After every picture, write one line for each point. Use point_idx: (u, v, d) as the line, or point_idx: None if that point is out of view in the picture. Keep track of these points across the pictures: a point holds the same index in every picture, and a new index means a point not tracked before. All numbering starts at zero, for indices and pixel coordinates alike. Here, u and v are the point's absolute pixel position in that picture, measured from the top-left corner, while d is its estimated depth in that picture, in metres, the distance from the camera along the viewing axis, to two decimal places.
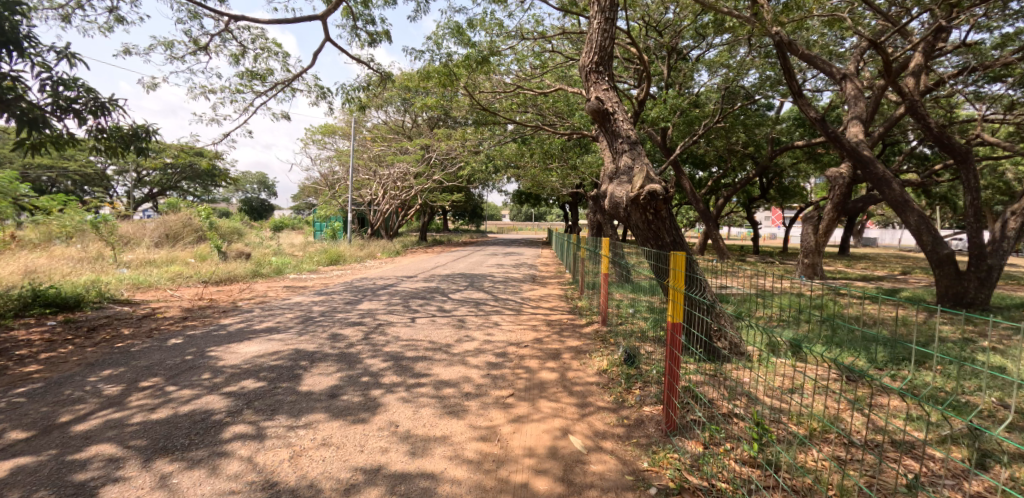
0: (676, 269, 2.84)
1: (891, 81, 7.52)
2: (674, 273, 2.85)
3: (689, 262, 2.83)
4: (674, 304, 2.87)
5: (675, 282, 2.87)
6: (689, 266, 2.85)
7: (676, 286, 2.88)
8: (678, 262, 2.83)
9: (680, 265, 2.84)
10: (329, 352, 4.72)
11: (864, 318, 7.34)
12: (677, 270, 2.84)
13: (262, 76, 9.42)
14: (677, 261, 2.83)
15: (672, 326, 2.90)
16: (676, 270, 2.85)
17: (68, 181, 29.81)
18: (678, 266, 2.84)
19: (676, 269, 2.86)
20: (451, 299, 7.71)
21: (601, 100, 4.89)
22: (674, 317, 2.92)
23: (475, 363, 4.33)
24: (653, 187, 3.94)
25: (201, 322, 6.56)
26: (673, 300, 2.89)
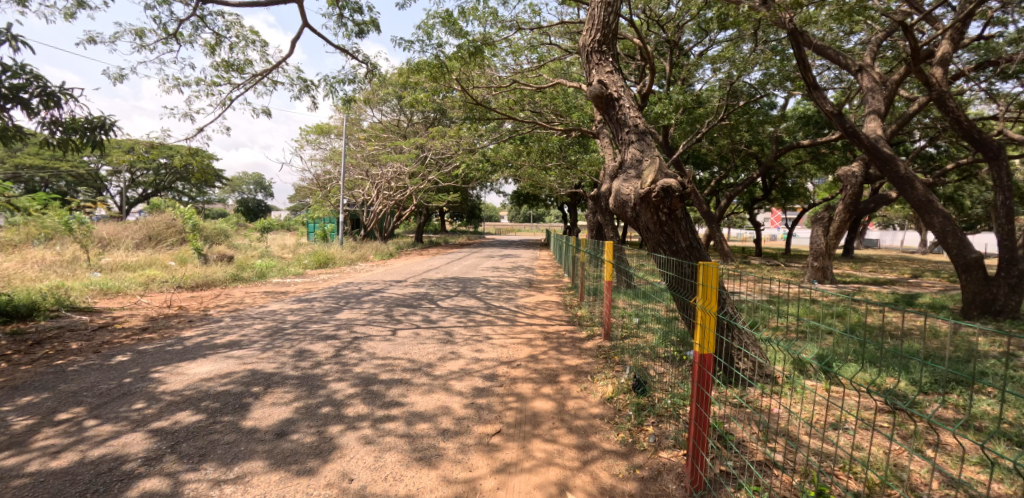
0: (706, 284, 2.24)
1: (914, 71, 6.88)
2: (704, 289, 2.25)
3: (722, 276, 2.24)
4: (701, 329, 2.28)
5: (703, 300, 2.28)
6: (723, 281, 2.25)
7: (703, 306, 2.29)
8: (710, 276, 2.22)
9: (712, 280, 2.24)
10: (290, 373, 4.09)
11: (888, 328, 6.72)
12: (708, 286, 2.24)
13: (240, 67, 8.79)
14: (708, 274, 2.24)
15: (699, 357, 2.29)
16: (706, 285, 2.25)
17: (62, 182, 29.19)
18: (708, 280, 2.24)
19: (705, 285, 2.27)
20: (438, 307, 7.08)
21: (604, 84, 4.27)
22: (703, 347, 2.31)
23: (457, 388, 3.70)
24: (666, 182, 3.31)
25: (161, 334, 5.93)
26: (700, 324, 2.29)
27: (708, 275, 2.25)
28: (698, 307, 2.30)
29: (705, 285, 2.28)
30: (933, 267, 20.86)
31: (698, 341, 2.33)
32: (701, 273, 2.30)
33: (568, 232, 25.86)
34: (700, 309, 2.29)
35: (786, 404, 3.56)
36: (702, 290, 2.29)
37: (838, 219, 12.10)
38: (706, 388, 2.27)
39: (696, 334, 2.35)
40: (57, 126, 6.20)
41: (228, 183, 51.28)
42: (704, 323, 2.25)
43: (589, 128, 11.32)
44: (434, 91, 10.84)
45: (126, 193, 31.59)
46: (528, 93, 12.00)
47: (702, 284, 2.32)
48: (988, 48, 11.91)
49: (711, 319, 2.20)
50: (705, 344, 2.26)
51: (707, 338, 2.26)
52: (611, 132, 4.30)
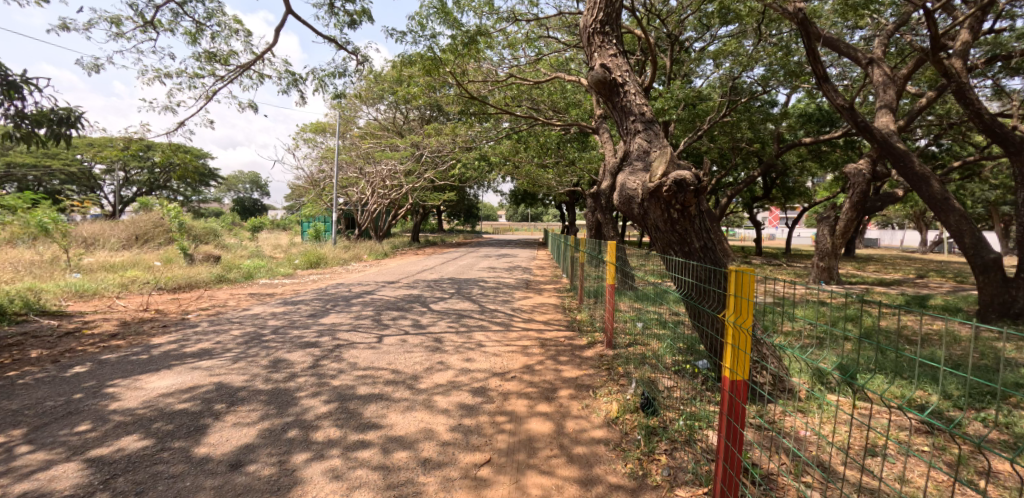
0: (735, 295, 1.93)
1: (933, 61, 6.51)
2: (735, 300, 1.94)
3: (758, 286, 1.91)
4: (732, 348, 1.97)
5: (733, 313, 1.96)
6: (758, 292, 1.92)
7: (735, 319, 1.97)
8: (742, 287, 1.90)
9: (747, 289, 1.90)
10: (261, 387, 3.70)
11: (905, 333, 6.33)
12: (739, 297, 1.92)
13: (223, 58, 8.39)
14: (737, 281, 1.92)
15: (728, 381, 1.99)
16: (735, 296, 1.94)
17: (55, 181, 28.65)
18: (740, 290, 1.91)
19: (733, 295, 1.96)
20: (429, 309, 6.67)
21: (607, 67, 3.88)
22: (733, 370, 1.99)
23: (444, 406, 3.32)
24: (678, 175, 2.90)
25: (130, 340, 5.52)
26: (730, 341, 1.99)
27: (736, 284, 1.93)
28: (727, 320, 1.99)
29: (733, 296, 1.96)
30: (936, 267, 20.53)
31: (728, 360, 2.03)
32: (731, 280, 1.98)
33: (566, 231, 25.48)
34: (730, 322, 1.98)
35: (811, 422, 3.23)
36: (731, 301, 1.98)
37: (844, 218, 11.72)
38: (737, 421, 1.96)
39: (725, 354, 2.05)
40: (23, 119, 5.79)
41: (225, 182, 50.78)
42: (735, 340, 1.94)
43: (589, 124, 10.92)
44: (428, 86, 10.42)
45: (121, 191, 31.12)
46: (526, 89, 11.65)
47: (730, 293, 2.01)
48: (992, 43, 11.54)
49: (746, 337, 1.89)
50: (735, 365, 1.96)
51: (740, 360, 1.95)
52: (616, 122, 3.93)
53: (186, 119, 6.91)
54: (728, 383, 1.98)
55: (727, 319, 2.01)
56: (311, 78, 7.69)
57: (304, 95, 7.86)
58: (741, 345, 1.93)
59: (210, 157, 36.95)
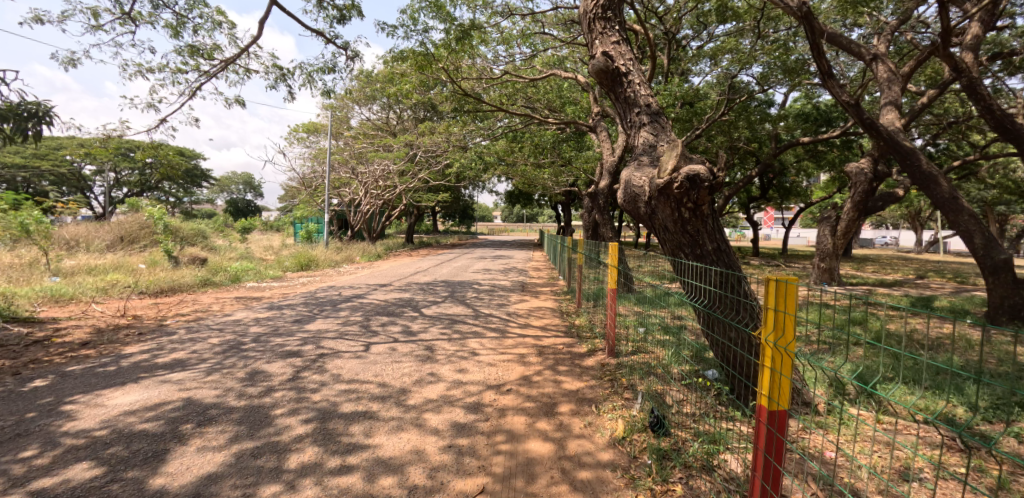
0: (773, 309, 1.82)
1: (943, 55, 6.29)
2: (774, 315, 1.83)
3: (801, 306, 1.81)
4: (769, 369, 1.87)
5: (772, 330, 1.85)
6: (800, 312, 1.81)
7: (773, 338, 1.86)
8: (787, 308, 1.79)
9: (788, 302, 1.80)
10: (234, 404, 3.40)
11: (916, 337, 6.08)
12: (778, 311, 1.81)
13: (207, 52, 8.07)
14: (775, 292, 1.81)
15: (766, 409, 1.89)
16: (773, 310, 1.84)
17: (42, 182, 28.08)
18: (779, 304, 1.81)
19: (769, 308, 1.86)
20: (421, 314, 6.35)
21: (609, 55, 3.60)
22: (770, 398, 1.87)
23: (435, 424, 3.03)
24: (687, 170, 2.61)
25: (100, 350, 5.19)
26: (767, 362, 1.88)
27: (772, 296, 1.83)
28: (763, 338, 1.88)
29: (769, 309, 1.87)
30: (934, 267, 20.40)
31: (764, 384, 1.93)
32: (766, 292, 1.87)
33: (562, 233, 25.21)
34: (767, 339, 1.88)
35: (836, 441, 2.98)
36: (766, 314, 1.89)
37: (846, 218, 11.50)
38: (775, 457, 1.86)
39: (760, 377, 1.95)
40: None
41: (217, 183, 50.21)
42: (773, 359, 1.84)
43: (585, 122, 10.65)
44: (420, 83, 10.11)
45: (111, 192, 30.61)
46: (521, 87, 11.35)
47: (764, 308, 1.91)
48: (993, 42, 11.38)
49: (787, 360, 1.79)
50: (774, 393, 1.86)
51: (780, 387, 1.85)
52: (618, 115, 3.66)
53: (167, 115, 6.68)
54: (767, 412, 1.87)
55: (763, 335, 1.90)
56: (299, 72, 7.48)
57: (291, 91, 7.64)
58: (781, 365, 1.83)
59: (202, 158, 36.51)
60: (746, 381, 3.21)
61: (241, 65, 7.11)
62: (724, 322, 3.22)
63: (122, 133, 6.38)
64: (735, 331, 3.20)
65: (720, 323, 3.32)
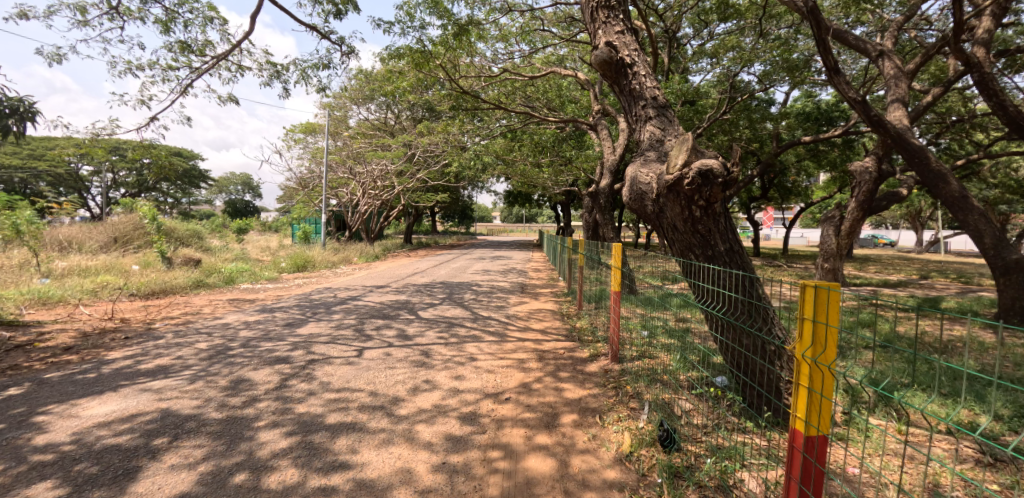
0: (813, 321, 1.75)
1: (954, 49, 6.11)
2: (811, 326, 1.76)
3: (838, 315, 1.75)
4: (806, 389, 1.80)
5: (808, 345, 1.78)
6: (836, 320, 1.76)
7: (808, 354, 1.79)
8: (829, 320, 1.73)
9: (826, 313, 1.74)
10: (214, 417, 3.22)
11: (929, 341, 5.88)
12: (817, 322, 1.75)
13: (198, 48, 7.88)
14: (813, 301, 1.74)
15: (801, 434, 1.83)
16: (810, 321, 1.76)
17: (41, 183, 27.87)
18: (817, 315, 1.74)
19: (806, 318, 1.79)
20: (417, 316, 6.14)
21: (613, 46, 3.41)
22: (805, 422, 1.81)
23: (427, 438, 2.84)
24: (697, 165, 2.42)
25: (83, 355, 5.01)
26: (803, 381, 1.81)
27: (809, 307, 1.77)
28: (799, 352, 1.81)
29: (805, 318, 1.80)
30: (936, 267, 20.21)
31: (797, 405, 1.86)
32: (800, 303, 1.80)
33: (561, 233, 24.98)
34: (802, 354, 1.81)
35: (856, 455, 2.80)
36: (800, 325, 1.82)
37: (850, 217, 11.33)
38: (813, 489, 1.80)
39: (793, 398, 1.88)
40: None
41: (216, 183, 50.04)
42: (812, 377, 1.78)
43: (585, 121, 10.47)
44: (416, 81, 9.92)
45: (108, 193, 30.42)
46: (520, 85, 11.16)
47: (794, 322, 1.83)
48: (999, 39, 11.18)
49: (828, 376, 1.74)
50: (812, 417, 1.79)
51: (816, 406, 1.79)
52: (623, 108, 3.47)
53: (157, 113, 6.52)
54: (806, 438, 1.79)
55: (796, 349, 1.83)
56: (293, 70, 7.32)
57: (286, 88, 7.49)
58: (820, 384, 1.76)
59: (199, 158, 36.30)
60: (758, 389, 3.03)
61: (232, 62, 6.93)
62: (736, 327, 3.05)
63: (111, 132, 6.25)
64: (749, 337, 3.01)
65: (731, 328, 3.15)
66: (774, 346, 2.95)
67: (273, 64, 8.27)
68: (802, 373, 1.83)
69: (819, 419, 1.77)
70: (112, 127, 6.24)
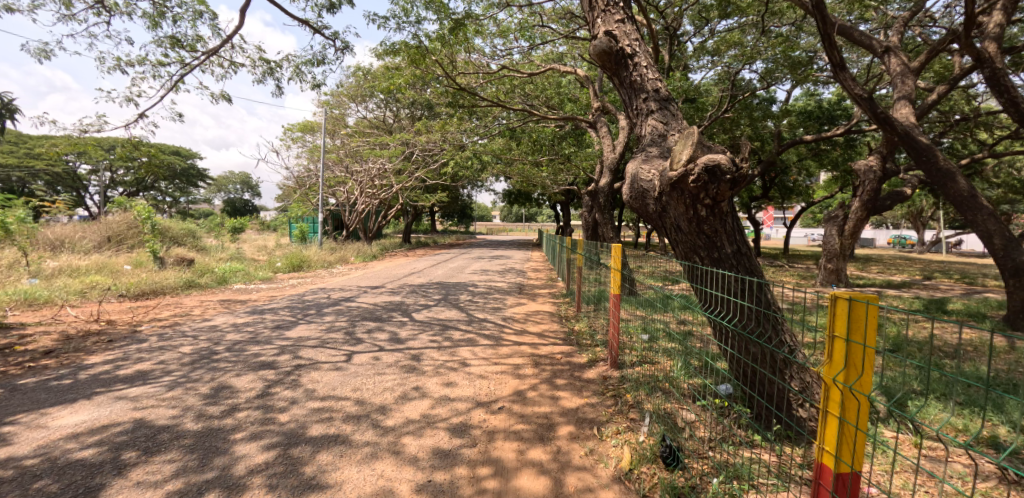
0: (847, 341, 1.63)
1: (963, 44, 5.96)
2: (844, 347, 1.64)
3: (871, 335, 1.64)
4: (836, 418, 1.67)
5: (840, 368, 1.66)
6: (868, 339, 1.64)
7: (840, 379, 1.67)
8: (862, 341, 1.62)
9: (860, 332, 1.62)
10: (190, 427, 3.04)
11: (938, 344, 5.70)
12: (852, 343, 1.62)
13: (189, 44, 7.70)
14: (847, 319, 1.62)
15: (831, 469, 1.69)
16: (842, 340, 1.64)
17: (38, 182, 27.62)
18: (852, 334, 1.62)
19: (836, 337, 1.66)
20: (410, 318, 5.94)
21: (613, 35, 3.23)
22: (834, 454, 1.68)
23: (413, 453, 2.66)
24: (702, 161, 2.25)
25: (61, 359, 4.80)
26: (833, 409, 1.68)
27: (841, 325, 1.64)
28: (829, 376, 1.68)
29: (834, 337, 1.68)
30: (938, 267, 20.04)
31: (824, 438, 1.73)
32: (830, 321, 1.68)
33: (561, 233, 24.78)
34: (831, 379, 1.68)
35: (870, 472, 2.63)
36: (828, 345, 1.70)
37: (854, 217, 11.15)
38: None
39: (818, 429, 1.75)
40: None
41: (214, 183, 49.80)
42: (843, 404, 1.65)
43: (585, 119, 10.27)
44: (413, 78, 9.72)
45: (106, 191, 30.17)
46: (519, 83, 10.97)
47: (823, 343, 1.71)
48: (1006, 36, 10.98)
49: (862, 404, 1.62)
50: (842, 450, 1.66)
51: (847, 438, 1.67)
52: (623, 101, 3.29)
53: (147, 109, 6.40)
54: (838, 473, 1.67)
55: (825, 373, 1.71)
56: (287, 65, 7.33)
57: (279, 85, 7.40)
58: (850, 411, 1.64)
59: (198, 157, 36.13)
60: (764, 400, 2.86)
61: (225, 58, 6.87)
62: (742, 336, 2.88)
63: (99, 128, 6.05)
64: (755, 345, 2.84)
65: (736, 336, 2.98)
66: (782, 356, 2.79)
67: (266, 60, 8.16)
68: (831, 399, 1.70)
69: (851, 452, 1.64)
70: (100, 122, 6.03)
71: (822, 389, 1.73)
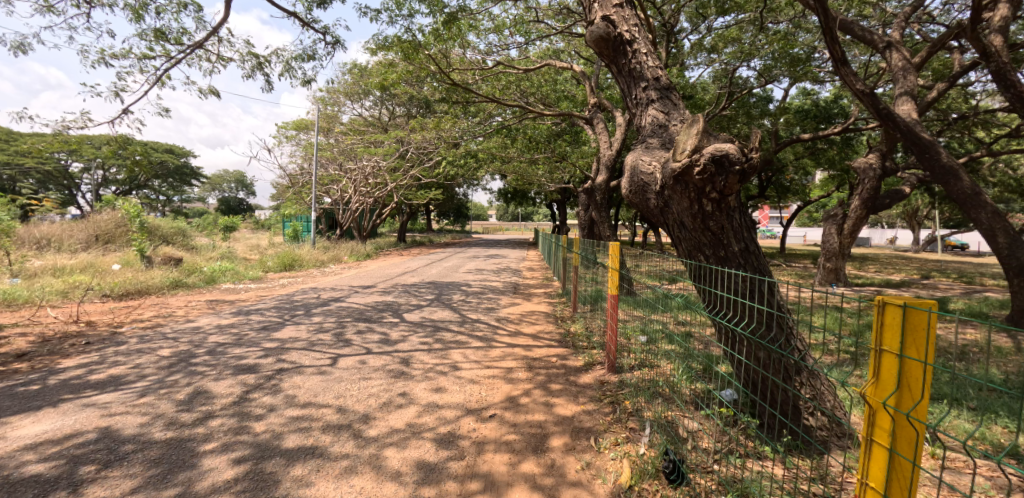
0: (900, 357, 1.44)
1: (969, 38, 5.81)
2: (897, 364, 1.45)
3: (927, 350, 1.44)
4: (886, 449, 1.48)
5: (890, 391, 1.47)
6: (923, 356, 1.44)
7: (889, 403, 1.48)
8: (918, 361, 1.42)
9: (916, 346, 1.43)
10: (158, 437, 2.84)
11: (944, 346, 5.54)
12: (905, 360, 1.43)
13: (174, 37, 7.46)
14: (901, 331, 1.44)
15: None
16: (895, 356, 1.45)
17: (30, 181, 27.14)
18: (906, 348, 1.44)
19: (886, 353, 1.48)
20: (402, 319, 5.74)
21: (610, 21, 3.04)
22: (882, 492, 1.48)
23: (396, 468, 2.48)
24: (709, 151, 2.06)
25: (34, 363, 4.59)
26: (881, 438, 1.49)
27: (894, 339, 1.46)
28: (878, 399, 1.49)
29: (883, 353, 1.49)
30: (935, 266, 19.97)
31: (868, 472, 1.53)
32: (879, 334, 1.49)
33: (557, 232, 24.57)
34: (880, 402, 1.49)
35: None
36: (876, 362, 1.50)
37: (853, 216, 11.02)
38: None
39: (860, 461, 1.56)
40: None
41: (208, 181, 49.28)
42: (893, 430, 1.46)
43: (581, 116, 10.06)
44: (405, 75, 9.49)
45: (99, 189, 29.84)
46: (515, 79, 10.75)
47: (870, 359, 1.52)
48: None
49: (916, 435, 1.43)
50: (892, 488, 1.47)
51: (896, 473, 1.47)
52: (622, 91, 3.10)
53: (132, 105, 6.18)
54: None
55: (871, 395, 1.51)
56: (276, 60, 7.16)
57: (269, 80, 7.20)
58: (902, 440, 1.45)
59: (191, 155, 35.79)
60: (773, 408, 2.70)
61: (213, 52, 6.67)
62: (749, 340, 2.72)
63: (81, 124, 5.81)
64: (764, 351, 2.67)
65: (742, 341, 2.81)
66: (792, 360, 2.63)
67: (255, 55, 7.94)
68: (878, 426, 1.51)
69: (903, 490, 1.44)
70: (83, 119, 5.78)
71: (867, 415, 1.53)
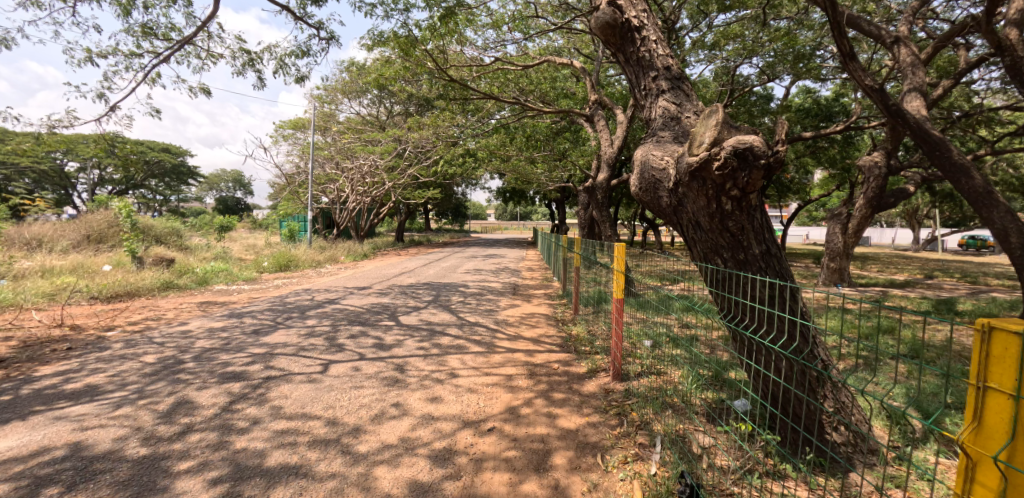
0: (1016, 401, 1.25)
1: (984, 31, 5.62)
2: (1010, 408, 1.27)
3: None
4: None
5: (1001, 440, 1.29)
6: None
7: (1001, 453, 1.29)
8: None
9: None
10: (132, 454, 2.65)
11: (959, 350, 5.35)
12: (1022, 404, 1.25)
13: (163, 33, 7.24)
14: (1018, 371, 1.25)
15: None
16: (1008, 398, 1.27)
17: (25, 180, 26.86)
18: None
19: (995, 394, 1.30)
20: (397, 322, 5.54)
21: (616, 5, 2.84)
22: None
23: (386, 490, 2.29)
24: (730, 143, 1.86)
25: (11, 370, 4.38)
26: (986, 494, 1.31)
27: (1007, 378, 1.28)
28: (987, 449, 1.31)
29: (991, 393, 1.31)
30: (938, 266, 19.80)
31: None
32: (987, 372, 1.31)
33: (556, 231, 24.37)
34: (987, 452, 1.31)
35: None
36: (983, 404, 1.32)
37: (857, 215, 10.84)
38: None
39: None
40: None
41: (206, 180, 48.94)
42: (1004, 488, 1.28)
43: (581, 113, 9.85)
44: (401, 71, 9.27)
45: (94, 189, 29.58)
46: (514, 76, 10.54)
47: (977, 402, 1.33)
48: None
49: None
50: None
51: None
52: (629, 81, 2.91)
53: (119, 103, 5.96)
54: None
55: (975, 443, 1.33)
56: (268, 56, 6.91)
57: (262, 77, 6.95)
58: None
59: (188, 154, 35.54)
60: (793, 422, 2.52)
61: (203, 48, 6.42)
62: (767, 349, 2.53)
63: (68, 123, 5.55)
64: (785, 362, 2.48)
65: (759, 350, 2.63)
66: (815, 372, 2.45)
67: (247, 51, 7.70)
68: (981, 479, 1.33)
69: None
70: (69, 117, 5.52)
71: (969, 465, 1.35)
